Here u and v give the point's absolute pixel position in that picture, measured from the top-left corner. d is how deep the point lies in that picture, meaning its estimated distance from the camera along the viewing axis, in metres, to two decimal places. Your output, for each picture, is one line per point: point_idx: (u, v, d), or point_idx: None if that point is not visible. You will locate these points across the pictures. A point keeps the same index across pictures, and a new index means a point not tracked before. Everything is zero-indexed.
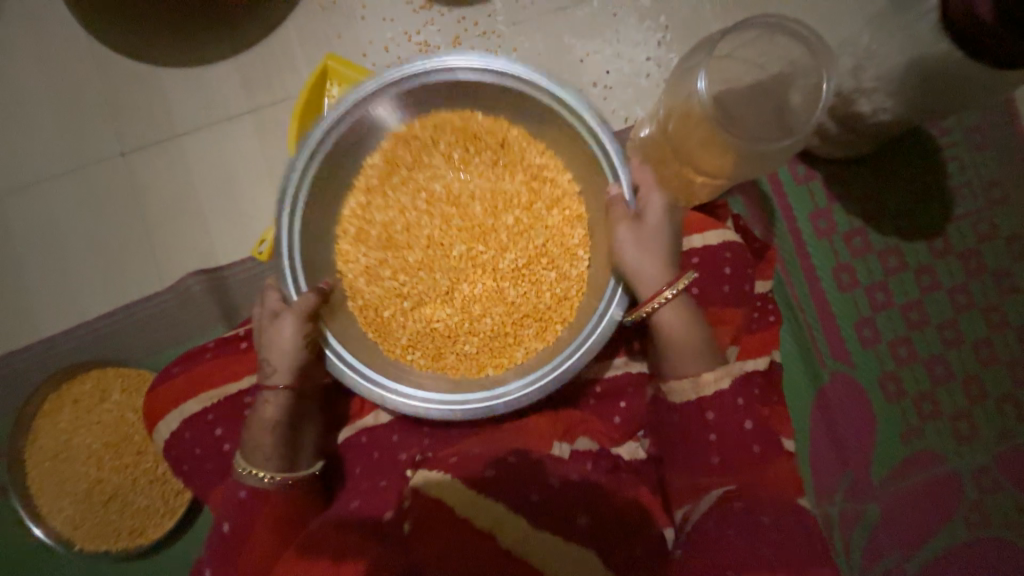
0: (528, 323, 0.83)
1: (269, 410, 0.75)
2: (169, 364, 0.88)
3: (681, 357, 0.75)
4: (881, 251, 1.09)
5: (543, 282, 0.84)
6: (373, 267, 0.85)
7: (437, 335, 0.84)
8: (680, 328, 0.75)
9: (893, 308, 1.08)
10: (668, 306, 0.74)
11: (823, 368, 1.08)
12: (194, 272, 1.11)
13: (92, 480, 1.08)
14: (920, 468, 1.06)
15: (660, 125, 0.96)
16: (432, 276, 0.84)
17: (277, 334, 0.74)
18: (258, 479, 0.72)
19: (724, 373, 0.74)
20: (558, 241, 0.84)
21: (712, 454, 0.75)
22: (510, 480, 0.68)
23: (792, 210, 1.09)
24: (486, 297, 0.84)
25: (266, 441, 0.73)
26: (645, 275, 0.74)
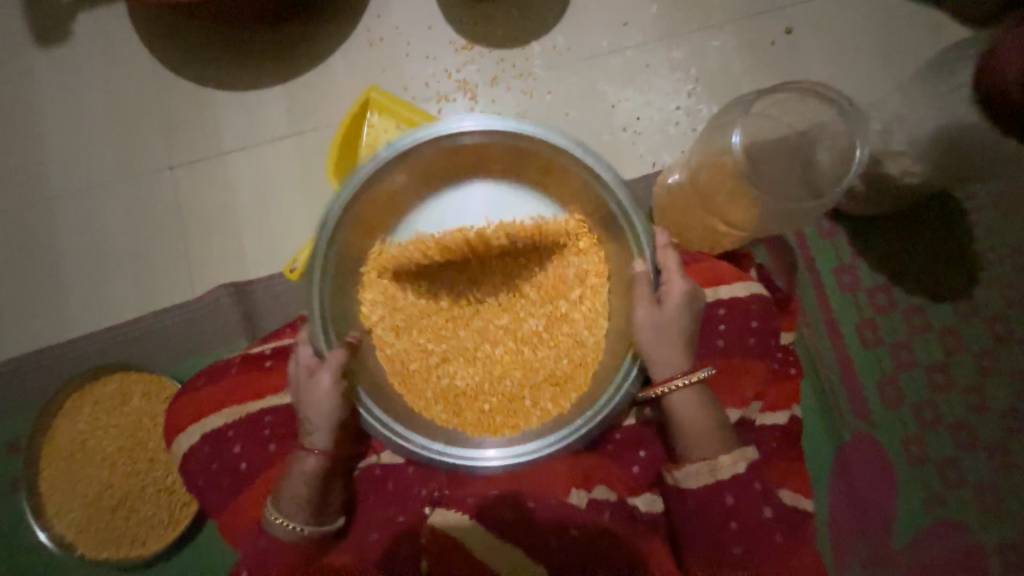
0: (544, 389, 0.82)
1: (308, 461, 0.74)
2: (193, 377, 0.89)
3: (694, 441, 0.74)
4: (907, 311, 1.08)
5: (563, 348, 0.83)
6: (404, 330, 0.83)
7: (456, 395, 0.82)
8: (694, 413, 0.74)
9: (918, 369, 1.06)
10: (684, 392, 0.74)
11: (844, 426, 1.06)
12: (224, 285, 1.14)
13: (101, 485, 1.08)
14: (947, 538, 1.01)
15: (690, 174, 0.98)
16: (460, 338, 0.83)
17: (315, 388, 0.74)
18: (282, 528, 0.72)
19: (740, 456, 0.72)
20: (581, 309, 0.83)
21: (733, 542, 0.71)
22: (530, 537, 0.71)
23: (816, 264, 1.10)
24: (507, 360, 0.83)
25: (299, 493, 0.73)
26: (662, 359, 0.74)
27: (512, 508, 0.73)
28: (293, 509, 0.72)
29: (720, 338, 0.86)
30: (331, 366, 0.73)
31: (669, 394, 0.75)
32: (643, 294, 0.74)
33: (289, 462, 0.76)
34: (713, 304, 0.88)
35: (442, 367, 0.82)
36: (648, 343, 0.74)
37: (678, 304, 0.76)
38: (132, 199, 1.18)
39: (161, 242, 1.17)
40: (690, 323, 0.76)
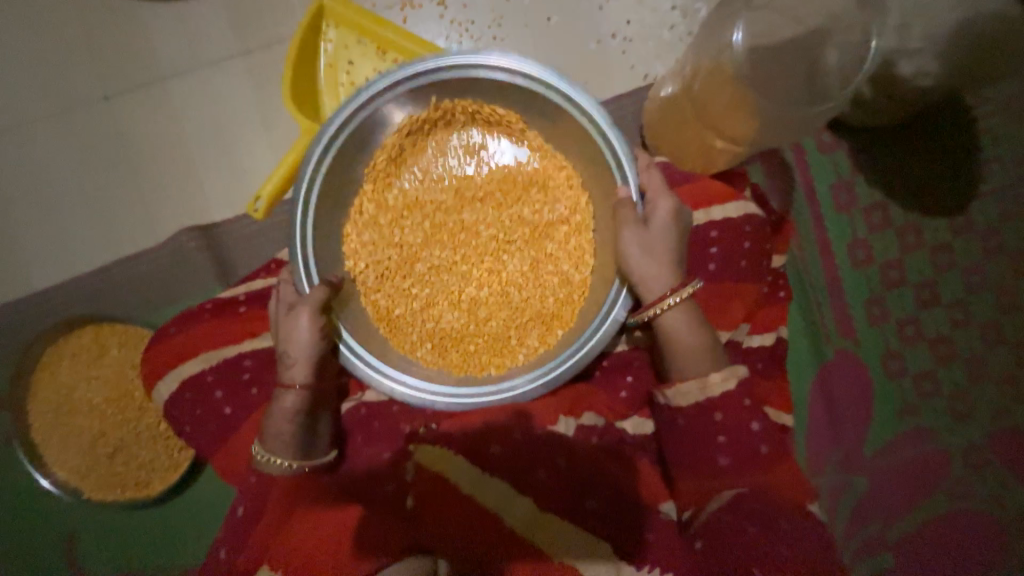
0: (531, 327, 0.81)
1: (287, 399, 0.73)
2: (165, 325, 0.85)
3: (689, 358, 0.73)
4: (904, 227, 1.03)
5: (546, 287, 0.82)
6: (396, 277, 0.82)
7: (440, 336, 0.82)
8: (689, 331, 0.73)
9: (908, 288, 1.03)
10: (676, 312, 0.72)
11: (828, 344, 1.08)
12: (187, 229, 1.07)
13: (95, 433, 1.09)
14: (914, 446, 1.02)
15: (683, 84, 0.91)
16: (448, 278, 0.83)
17: (294, 327, 0.72)
18: (277, 466, 0.73)
19: (730, 375, 0.72)
20: (563, 247, 0.82)
21: (721, 454, 0.72)
22: (515, 465, 0.71)
23: (813, 185, 1.06)
24: (495, 301, 0.82)
25: (284, 431, 0.73)
26: (652, 279, 0.72)
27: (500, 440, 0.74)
28: (286, 449, 0.73)
29: (710, 262, 0.83)
30: (309, 302, 0.72)
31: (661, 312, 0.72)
32: (628, 220, 0.71)
33: (270, 404, 0.75)
34: (705, 227, 0.83)
35: (427, 313, 0.82)
36: (634, 263, 0.72)
37: (663, 225, 0.73)
38: (72, 137, 1.07)
39: (113, 183, 1.08)
40: (676, 244, 0.74)
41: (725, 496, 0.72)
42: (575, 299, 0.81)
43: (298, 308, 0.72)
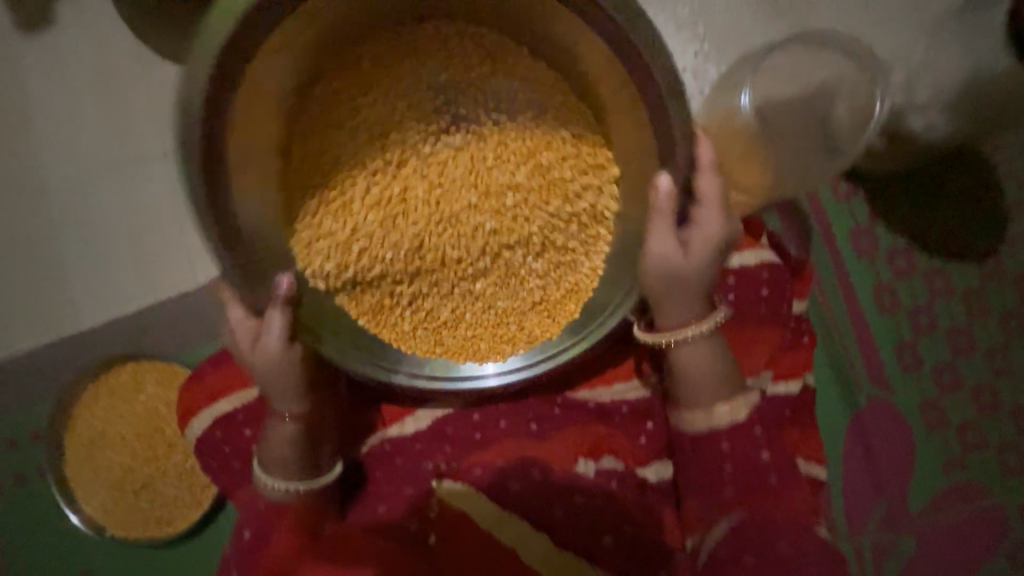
0: (536, 315, 0.74)
1: (286, 428, 0.70)
2: (199, 364, 0.89)
3: (700, 389, 0.71)
4: (928, 272, 1.04)
5: (557, 275, 0.73)
6: (355, 256, 0.69)
7: (432, 325, 0.74)
8: (700, 359, 0.70)
9: (939, 333, 1.03)
10: (696, 340, 0.70)
11: (860, 393, 1.04)
12: (225, 271, 1.14)
13: (124, 470, 1.11)
14: (963, 501, 1.00)
15: (698, 135, 0.91)
16: (433, 267, 0.71)
17: (265, 353, 0.66)
18: (276, 491, 0.71)
19: (742, 407, 0.70)
20: (575, 231, 0.72)
21: (727, 487, 0.68)
22: (530, 502, 0.72)
23: (830, 224, 1.06)
24: (490, 287, 0.74)
25: (285, 456, 0.70)
26: (679, 304, 0.69)
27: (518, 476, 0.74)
28: (285, 473, 0.71)
29: (730, 307, 0.83)
30: (276, 323, 0.65)
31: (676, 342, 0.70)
32: (665, 232, 0.64)
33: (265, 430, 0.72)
34: (722, 272, 0.83)
35: (417, 301, 0.73)
36: (664, 287, 0.67)
37: (703, 242, 0.67)
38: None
39: None
40: (711, 265, 0.68)
41: (724, 525, 0.66)
42: (584, 289, 0.73)
43: (264, 334, 0.66)
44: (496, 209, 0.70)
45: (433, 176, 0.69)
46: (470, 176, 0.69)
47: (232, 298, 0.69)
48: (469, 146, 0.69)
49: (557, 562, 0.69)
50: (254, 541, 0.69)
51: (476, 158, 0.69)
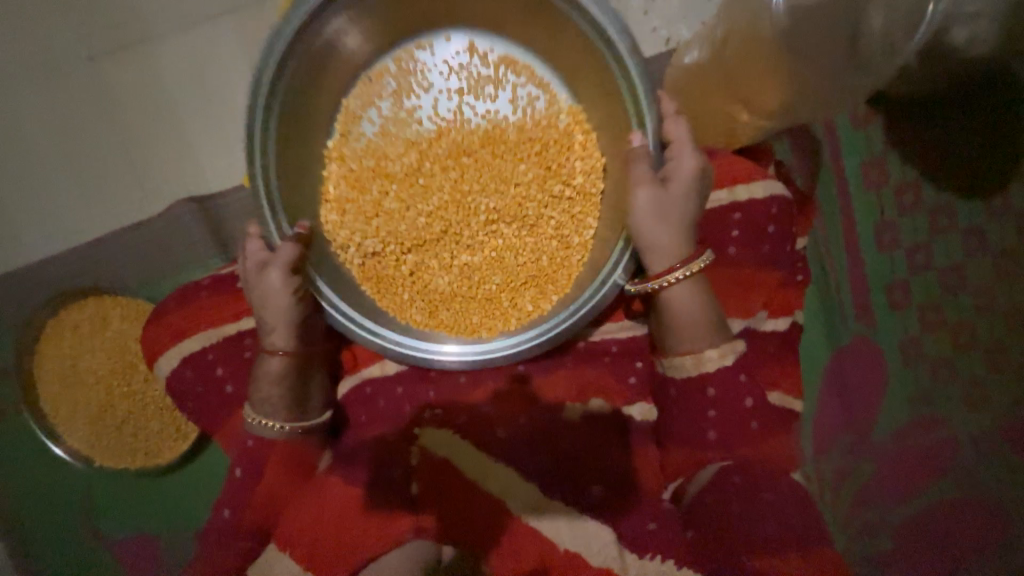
0: (529, 288, 0.80)
1: (275, 363, 0.71)
2: (165, 300, 0.83)
3: (690, 335, 0.69)
4: (933, 210, 0.95)
5: (544, 250, 0.80)
6: (371, 236, 0.78)
7: (433, 296, 0.80)
8: (688, 305, 0.69)
9: (931, 274, 0.95)
10: (681, 286, 0.68)
11: (844, 330, 1.04)
12: (183, 198, 1.04)
13: (101, 405, 1.08)
14: None
15: (713, 51, 0.83)
16: (434, 236, 0.79)
17: (268, 285, 0.70)
18: (268, 430, 0.72)
19: (730, 350, 0.69)
20: (569, 211, 0.79)
21: (710, 427, 0.68)
22: (518, 448, 0.73)
23: (840, 153, 1.02)
24: (489, 262, 0.80)
25: (274, 394, 0.72)
26: (667, 246, 0.67)
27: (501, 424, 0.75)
28: (275, 410, 0.72)
29: (731, 245, 0.78)
30: (282, 259, 0.68)
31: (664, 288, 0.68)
32: (642, 171, 0.66)
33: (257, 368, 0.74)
34: (728, 208, 0.77)
35: (419, 274, 0.80)
36: (647, 227, 0.67)
37: (679, 185, 0.68)
38: (56, 93, 1.00)
39: (102, 151, 1.03)
40: (693, 207, 0.68)
41: (710, 469, 0.69)
42: (572, 263, 0.80)
43: (270, 265, 0.69)
44: (498, 192, 0.79)
45: (452, 170, 0.79)
46: (482, 167, 0.79)
47: (254, 236, 0.71)
48: (486, 141, 0.79)
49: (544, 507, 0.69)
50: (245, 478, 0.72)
51: (489, 152, 0.79)
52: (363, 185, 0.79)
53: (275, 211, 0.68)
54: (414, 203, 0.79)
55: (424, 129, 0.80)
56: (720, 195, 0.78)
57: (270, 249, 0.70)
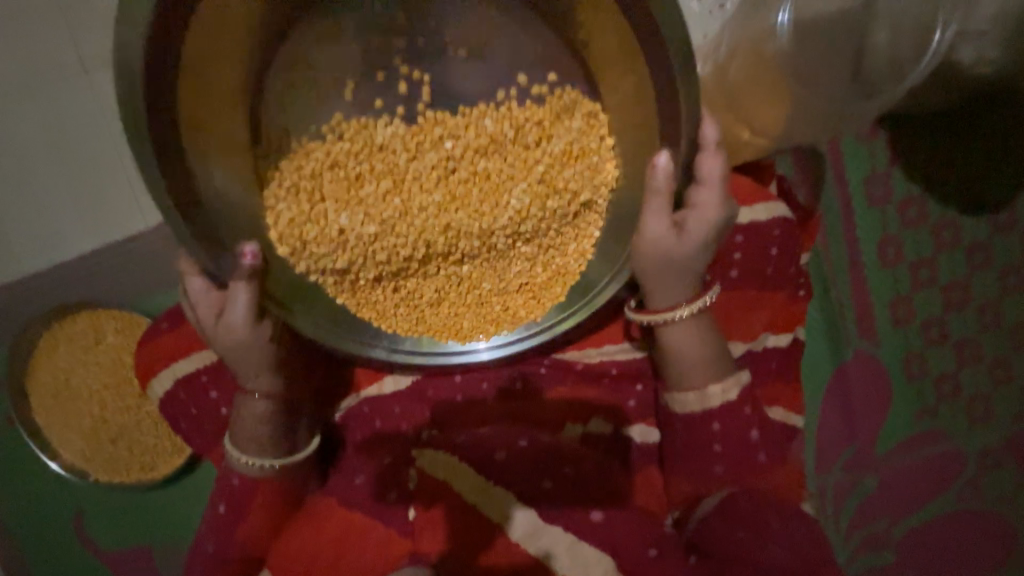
0: (522, 297, 0.73)
1: (257, 406, 0.67)
2: (155, 321, 0.83)
3: (691, 371, 0.68)
4: (936, 225, 0.98)
5: (542, 260, 0.72)
6: (339, 246, 0.66)
7: (415, 305, 0.72)
8: (691, 341, 0.67)
9: (937, 289, 1.00)
10: (688, 318, 0.67)
11: (848, 345, 1.03)
12: (159, 211, 1.00)
13: (95, 420, 1.07)
14: (927, 445, 1.04)
15: (721, 61, 0.78)
16: (414, 239, 0.67)
17: (233, 329, 0.62)
18: (253, 466, 0.68)
19: (733, 384, 0.67)
20: (569, 221, 0.70)
21: (716, 461, 0.67)
22: (517, 468, 0.67)
23: (843, 167, 0.99)
24: (481, 271, 0.72)
25: (260, 435, 0.68)
26: (675, 287, 0.65)
27: (506, 446, 0.68)
28: (258, 448, 0.68)
29: (735, 269, 0.75)
30: (243, 298, 0.60)
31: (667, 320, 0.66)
32: (658, 210, 0.60)
33: (235, 407, 0.69)
34: (732, 229, 0.74)
35: (403, 288, 0.71)
36: (658, 267, 0.63)
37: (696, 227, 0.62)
38: (31, 104, 0.95)
39: (60, 158, 0.95)
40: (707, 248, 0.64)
41: (711, 501, 0.64)
42: (572, 273, 0.71)
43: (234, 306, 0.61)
44: (492, 205, 0.68)
45: (438, 184, 0.68)
46: (473, 176, 0.68)
47: (195, 274, 0.64)
48: (483, 147, 0.68)
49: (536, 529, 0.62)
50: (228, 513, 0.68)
51: (485, 158, 0.69)
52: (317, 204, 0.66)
53: (215, 239, 0.56)
54: (386, 223, 0.67)
55: (402, 136, 0.68)
56: None
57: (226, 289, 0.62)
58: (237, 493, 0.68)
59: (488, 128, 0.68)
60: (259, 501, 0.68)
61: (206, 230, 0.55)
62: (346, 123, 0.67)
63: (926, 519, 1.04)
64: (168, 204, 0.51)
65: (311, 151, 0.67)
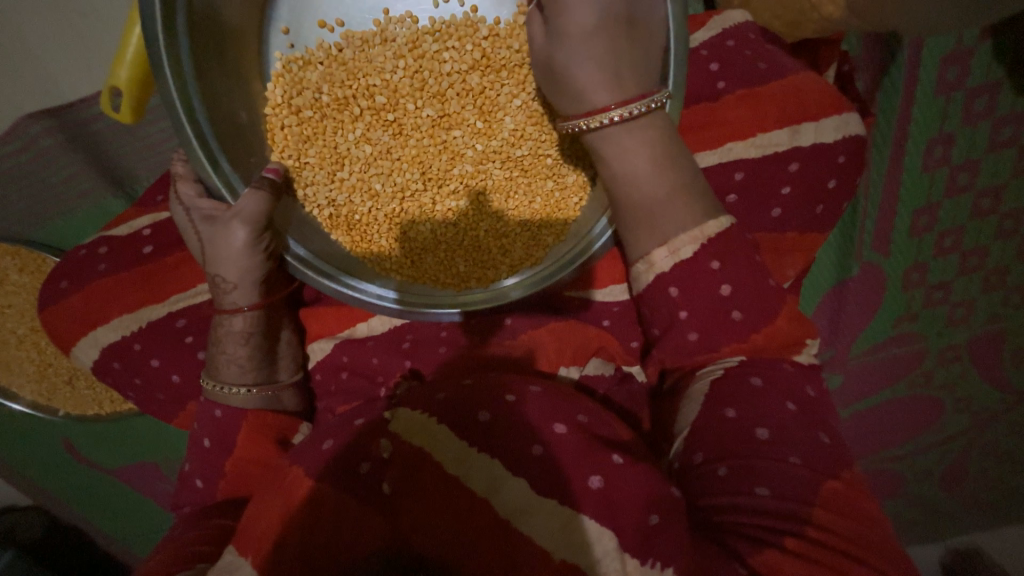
0: (521, 233, 0.68)
1: (236, 322, 0.64)
2: (54, 279, 0.70)
3: (638, 232, 0.55)
4: (998, 120, 0.85)
5: (539, 191, 0.67)
6: (345, 179, 0.65)
7: (410, 245, 0.68)
8: (634, 185, 0.54)
9: (968, 195, 0.91)
10: (625, 129, 0.53)
11: (857, 257, 0.96)
12: (34, 118, 0.82)
13: (37, 363, 0.95)
14: (903, 344, 1.03)
15: None
16: (414, 171, 0.66)
17: (227, 241, 0.58)
18: (237, 397, 0.65)
19: (688, 242, 0.53)
20: (566, 149, 0.66)
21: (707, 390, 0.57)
22: (503, 432, 0.53)
23: (921, 44, 0.82)
24: (478, 206, 0.67)
25: (239, 355, 0.65)
26: (589, 84, 0.52)
27: (489, 405, 0.56)
28: (238, 373, 0.65)
29: (779, 206, 0.61)
30: (244, 216, 0.57)
31: (600, 131, 0.53)
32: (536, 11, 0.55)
33: (215, 328, 0.66)
34: (785, 156, 0.60)
35: (397, 221, 0.67)
36: (553, 71, 0.54)
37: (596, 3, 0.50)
38: None
39: None
40: (634, 45, 0.52)
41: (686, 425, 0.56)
42: (568, 207, 0.68)
43: (230, 217, 0.57)
44: (487, 128, 0.65)
45: (431, 103, 0.64)
46: (469, 96, 0.64)
47: (189, 181, 0.61)
48: (477, 62, 0.63)
49: (518, 506, 0.49)
50: (207, 458, 0.63)
51: (480, 76, 0.63)
52: (316, 127, 0.64)
53: (216, 159, 0.54)
54: (383, 149, 0.65)
55: (393, 52, 0.62)
56: (781, 137, 0.60)
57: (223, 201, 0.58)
58: (207, 458, 0.63)
59: (482, 43, 0.62)
60: (235, 453, 0.62)
61: (211, 142, 0.53)
62: (343, 39, 0.62)
63: (878, 406, 1.08)
64: (181, 116, 0.51)
65: (303, 72, 0.63)
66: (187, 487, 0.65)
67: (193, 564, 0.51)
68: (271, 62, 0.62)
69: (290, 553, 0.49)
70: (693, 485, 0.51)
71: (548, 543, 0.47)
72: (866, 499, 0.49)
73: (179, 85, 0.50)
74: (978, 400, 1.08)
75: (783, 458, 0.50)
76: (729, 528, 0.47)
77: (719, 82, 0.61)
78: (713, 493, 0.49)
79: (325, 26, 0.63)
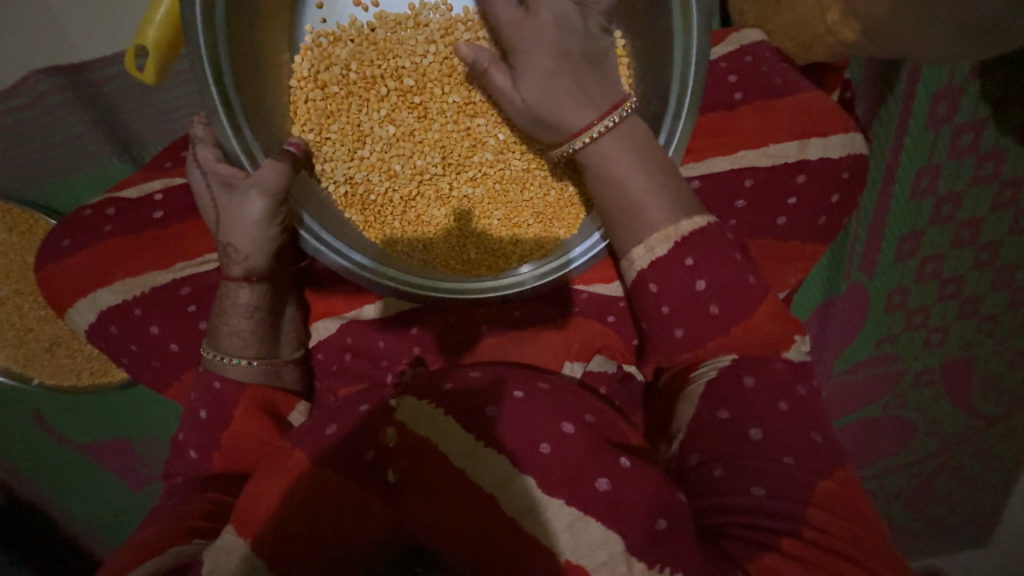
0: (534, 223, 0.69)
1: (241, 295, 0.63)
2: (55, 237, 0.68)
3: (623, 229, 0.57)
4: (982, 156, 0.91)
5: (554, 184, 0.69)
6: (365, 158, 0.66)
7: (424, 228, 0.68)
8: (617, 187, 0.55)
9: (950, 225, 0.96)
10: (606, 140, 0.55)
11: (846, 277, 1.00)
12: (47, 74, 0.81)
13: (18, 328, 0.92)
14: (883, 364, 1.07)
15: None
16: (432, 154, 0.67)
17: (243, 211, 0.57)
18: (235, 370, 0.63)
19: (660, 241, 0.54)
20: None
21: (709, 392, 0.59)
22: (514, 427, 0.54)
23: (917, 78, 0.87)
24: (494, 195, 0.69)
25: (243, 329, 0.63)
26: (568, 113, 0.55)
27: (497, 400, 0.57)
28: (239, 346, 0.64)
29: (783, 215, 0.65)
30: (263, 186, 0.56)
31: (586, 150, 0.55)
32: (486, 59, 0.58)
33: (218, 298, 0.65)
34: (792, 169, 0.63)
35: (413, 204, 0.68)
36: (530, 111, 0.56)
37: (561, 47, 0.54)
38: None
39: None
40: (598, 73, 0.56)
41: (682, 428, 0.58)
42: (583, 202, 0.69)
43: (248, 187, 0.57)
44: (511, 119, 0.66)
45: (458, 90, 0.65)
46: None
47: (208, 145, 0.61)
48: None
49: (523, 504, 0.50)
50: (201, 432, 0.62)
51: None
52: (341, 104, 0.64)
53: (238, 126, 0.54)
54: (406, 131, 0.66)
55: (424, 37, 0.64)
56: (790, 149, 0.63)
57: (241, 169, 0.57)
58: (201, 432, 0.62)
59: None
60: (232, 429, 0.61)
61: (235, 109, 0.53)
62: (376, 19, 0.64)
63: (854, 421, 1.13)
64: (208, 78, 0.51)
65: (332, 48, 0.63)
66: (180, 457, 0.64)
67: (189, 539, 0.51)
68: (301, 36, 0.63)
69: (292, 541, 0.49)
70: (690, 486, 0.53)
71: (553, 544, 0.48)
72: (855, 499, 0.51)
73: (210, 48, 0.50)
74: (947, 421, 1.13)
75: (778, 457, 0.52)
76: (726, 533, 0.48)
77: (737, 93, 0.64)
78: (705, 496, 0.51)
79: (359, 6, 0.64)
